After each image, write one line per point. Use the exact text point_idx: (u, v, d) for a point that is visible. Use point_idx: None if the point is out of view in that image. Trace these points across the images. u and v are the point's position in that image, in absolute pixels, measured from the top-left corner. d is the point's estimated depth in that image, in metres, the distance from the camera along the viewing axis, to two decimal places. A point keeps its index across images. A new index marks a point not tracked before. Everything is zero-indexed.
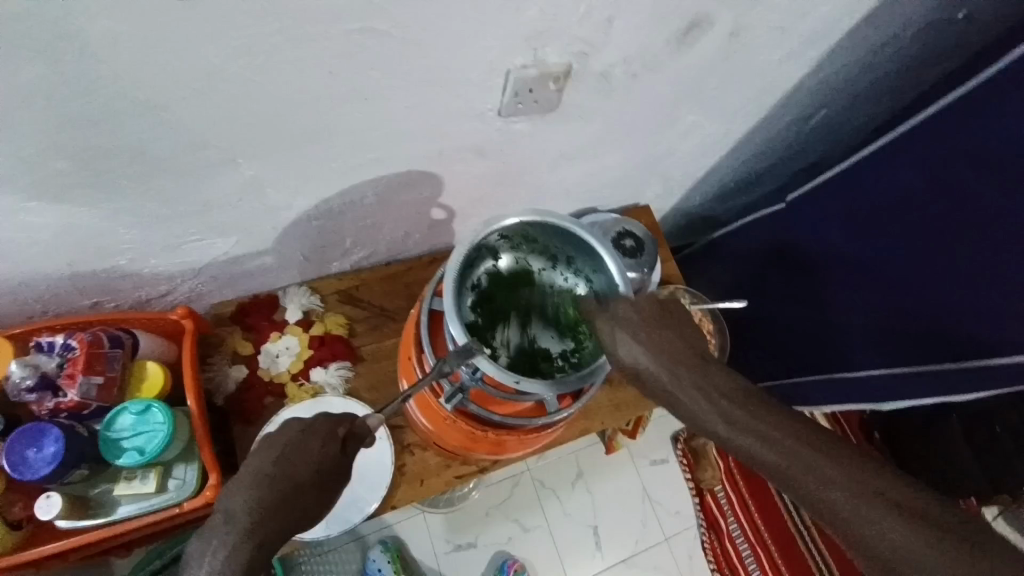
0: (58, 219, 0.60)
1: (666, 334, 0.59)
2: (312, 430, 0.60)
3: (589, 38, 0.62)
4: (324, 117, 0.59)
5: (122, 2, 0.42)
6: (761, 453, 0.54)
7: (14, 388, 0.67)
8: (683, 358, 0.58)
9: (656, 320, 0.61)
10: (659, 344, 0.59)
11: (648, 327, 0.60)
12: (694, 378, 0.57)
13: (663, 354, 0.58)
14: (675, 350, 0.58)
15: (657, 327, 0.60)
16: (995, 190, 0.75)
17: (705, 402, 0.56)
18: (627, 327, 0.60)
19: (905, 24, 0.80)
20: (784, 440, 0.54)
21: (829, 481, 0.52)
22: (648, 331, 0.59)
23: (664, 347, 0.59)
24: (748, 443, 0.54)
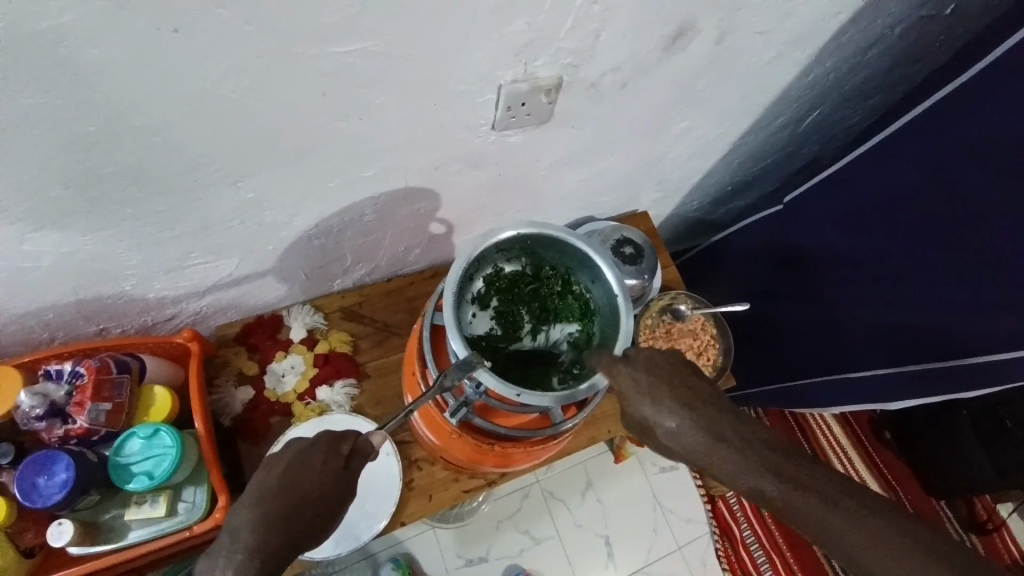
0: (62, 246, 0.61)
1: (700, 393, 0.59)
2: (314, 447, 0.61)
3: (578, 50, 0.63)
4: (320, 135, 0.60)
5: (115, 30, 0.43)
6: (798, 502, 0.56)
7: (23, 416, 0.68)
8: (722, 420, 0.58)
9: (685, 376, 0.60)
10: (697, 407, 0.58)
11: (679, 386, 0.59)
12: (727, 433, 0.57)
13: (705, 421, 0.57)
14: (697, 402, 0.58)
15: (687, 383, 0.60)
16: (991, 183, 0.76)
17: (755, 469, 0.57)
18: (663, 394, 0.58)
19: (892, 22, 0.80)
20: (824, 497, 0.56)
21: (853, 522, 0.55)
22: (682, 393, 0.58)
23: (702, 410, 0.58)
24: (790, 498, 0.56)
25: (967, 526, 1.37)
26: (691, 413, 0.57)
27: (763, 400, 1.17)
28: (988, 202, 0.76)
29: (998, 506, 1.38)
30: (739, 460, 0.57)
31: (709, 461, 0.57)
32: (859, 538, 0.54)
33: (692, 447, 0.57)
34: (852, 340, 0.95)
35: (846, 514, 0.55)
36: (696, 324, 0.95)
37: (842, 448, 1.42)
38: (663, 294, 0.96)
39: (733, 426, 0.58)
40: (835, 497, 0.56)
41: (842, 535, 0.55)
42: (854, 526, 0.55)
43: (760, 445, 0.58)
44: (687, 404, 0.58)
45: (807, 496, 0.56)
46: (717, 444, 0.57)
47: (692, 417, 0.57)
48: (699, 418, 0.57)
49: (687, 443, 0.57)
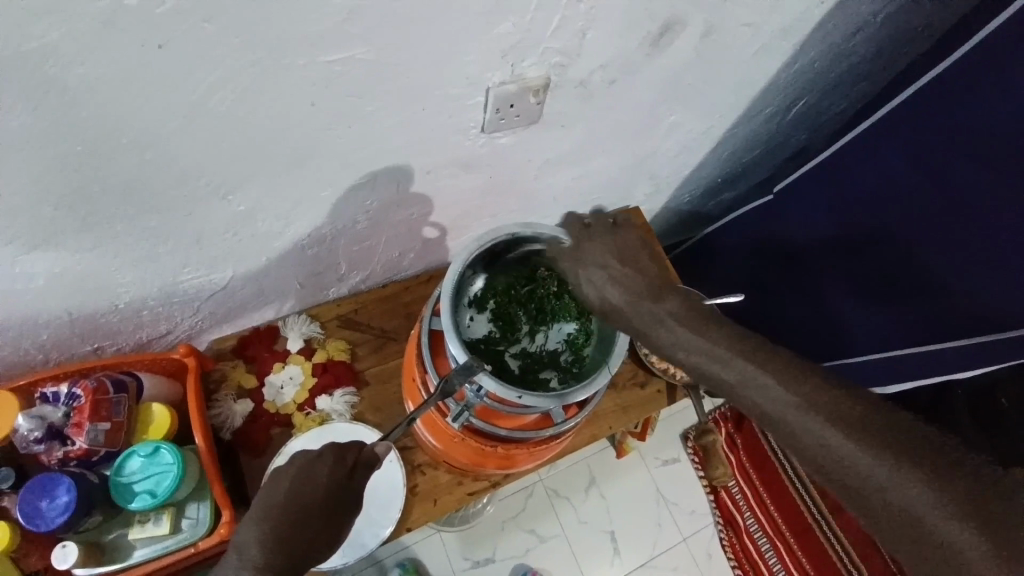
0: (53, 266, 0.60)
1: (635, 266, 0.64)
2: (320, 458, 0.62)
3: (565, 50, 0.63)
4: (310, 143, 0.60)
5: (99, 46, 0.43)
6: (715, 372, 0.56)
7: (22, 440, 0.67)
8: (650, 291, 0.62)
9: (627, 257, 0.65)
10: (625, 279, 0.63)
11: (616, 263, 0.65)
12: (656, 308, 0.61)
13: (630, 292, 0.63)
14: (634, 282, 0.63)
15: (623, 261, 0.65)
16: (979, 165, 0.77)
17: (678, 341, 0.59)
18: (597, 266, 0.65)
19: (874, 9, 0.81)
20: (744, 369, 0.55)
21: (776, 396, 0.53)
22: (618, 268, 0.64)
23: (632, 282, 0.63)
24: (710, 370, 0.57)
25: None
26: (620, 283, 0.63)
27: None
28: (975, 185, 0.77)
29: None
30: (659, 323, 0.60)
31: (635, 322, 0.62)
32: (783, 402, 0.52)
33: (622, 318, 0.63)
34: (846, 326, 0.96)
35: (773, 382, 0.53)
36: None
37: None
38: None
39: (658, 298, 0.62)
40: (761, 364, 0.54)
41: (770, 408, 0.53)
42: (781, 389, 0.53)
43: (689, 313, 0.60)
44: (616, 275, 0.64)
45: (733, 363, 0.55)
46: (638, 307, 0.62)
47: (620, 287, 0.63)
48: (629, 289, 0.63)
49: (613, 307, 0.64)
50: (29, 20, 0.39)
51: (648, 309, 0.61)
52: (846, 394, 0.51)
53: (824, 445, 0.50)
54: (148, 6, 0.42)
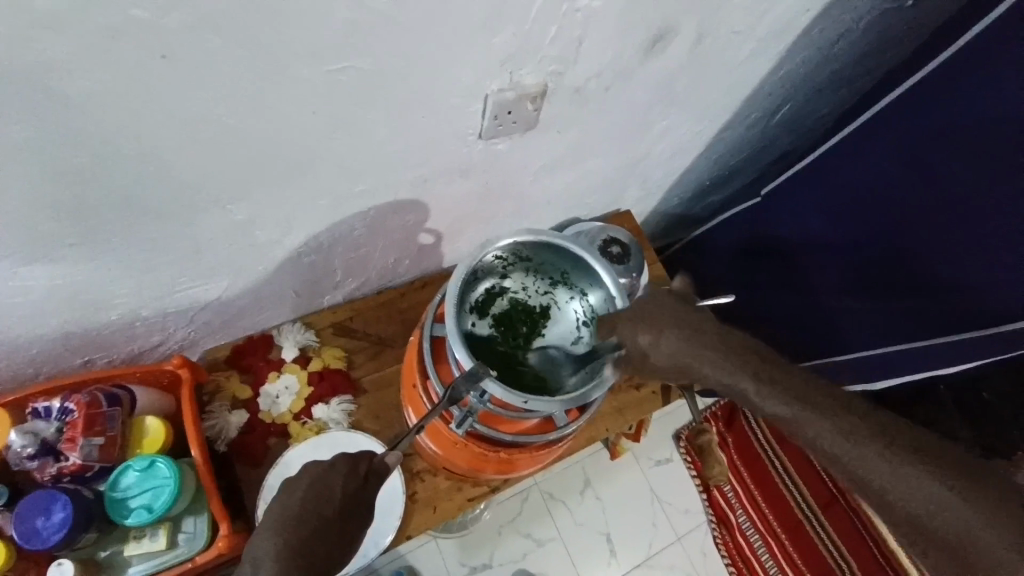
0: (46, 279, 0.59)
1: (697, 318, 0.65)
2: (333, 468, 0.61)
3: (562, 57, 0.64)
4: (310, 152, 0.60)
5: (99, 57, 0.42)
6: (781, 413, 0.61)
7: (15, 457, 0.66)
8: (716, 342, 0.63)
9: (685, 306, 0.66)
10: (691, 332, 0.64)
11: (679, 314, 0.65)
12: (718, 354, 0.63)
13: (697, 343, 0.63)
14: (695, 327, 0.64)
15: (684, 313, 0.65)
16: (961, 165, 0.79)
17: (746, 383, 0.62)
18: (658, 319, 0.64)
19: (858, 17, 0.83)
20: (805, 409, 0.59)
21: (839, 433, 0.58)
22: (680, 320, 0.65)
23: (699, 336, 0.64)
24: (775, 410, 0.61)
25: None
26: (686, 335, 0.64)
27: None
28: (962, 185, 0.79)
29: None
30: (728, 372, 0.62)
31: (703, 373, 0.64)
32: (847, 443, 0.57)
33: (683, 364, 0.64)
34: (836, 325, 0.98)
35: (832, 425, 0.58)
36: None
37: None
38: None
39: (725, 348, 0.63)
40: (813, 404, 0.60)
41: (833, 446, 0.58)
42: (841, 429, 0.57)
43: (752, 360, 0.63)
44: (680, 327, 0.64)
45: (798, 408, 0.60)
46: (707, 359, 0.63)
47: (687, 339, 0.63)
48: (696, 340, 0.63)
49: (678, 361, 0.64)
50: (29, 30, 0.39)
51: (715, 360, 0.63)
52: (887, 427, 0.57)
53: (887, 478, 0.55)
54: (152, 17, 0.41)
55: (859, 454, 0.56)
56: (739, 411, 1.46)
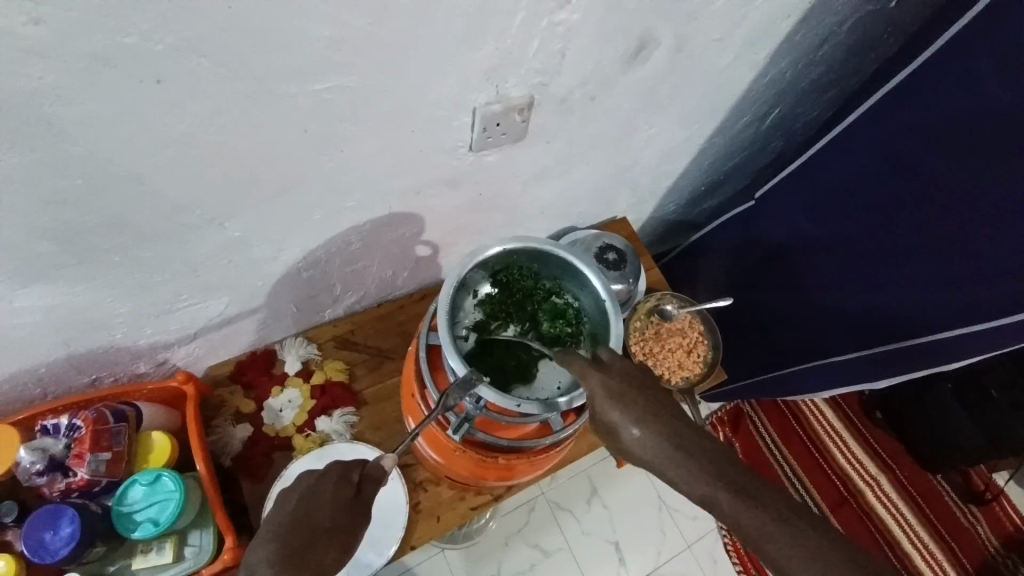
0: (50, 298, 0.61)
1: (666, 407, 0.59)
2: (325, 476, 0.63)
3: (545, 70, 0.66)
4: (303, 169, 0.62)
5: (95, 86, 0.45)
6: (727, 504, 0.53)
7: (24, 473, 0.67)
8: (689, 436, 0.57)
9: (653, 389, 0.61)
10: (659, 425, 0.57)
11: (643, 399, 0.59)
12: (673, 437, 0.57)
13: (671, 435, 0.56)
14: (652, 408, 0.59)
15: (652, 399, 0.59)
16: (941, 160, 0.80)
17: (698, 473, 0.55)
18: (617, 395, 0.59)
19: (837, 21, 0.85)
20: (754, 501, 0.52)
21: (784, 530, 0.51)
22: (646, 406, 0.59)
23: (668, 427, 0.57)
24: (723, 499, 0.53)
25: (966, 497, 1.41)
26: (653, 428, 0.57)
27: (754, 390, 1.20)
28: (945, 176, 0.80)
29: (994, 475, 1.42)
30: (702, 476, 0.54)
31: (670, 474, 0.56)
32: (826, 574, 0.49)
33: (644, 445, 0.57)
34: (834, 325, 0.99)
35: (810, 553, 0.50)
36: (683, 323, 0.98)
37: (841, 435, 1.45)
38: (649, 296, 0.99)
39: (701, 443, 0.56)
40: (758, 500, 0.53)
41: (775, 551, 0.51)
42: (818, 554, 0.50)
43: (725, 463, 0.55)
44: (642, 408, 0.58)
45: (773, 526, 0.51)
46: (680, 456, 0.55)
47: (659, 431, 0.57)
48: (664, 435, 0.57)
49: (646, 456, 0.57)
50: (24, 59, 0.41)
51: (687, 454, 0.55)
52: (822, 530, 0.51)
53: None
54: (144, 43, 0.44)
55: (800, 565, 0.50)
56: (745, 415, 1.46)
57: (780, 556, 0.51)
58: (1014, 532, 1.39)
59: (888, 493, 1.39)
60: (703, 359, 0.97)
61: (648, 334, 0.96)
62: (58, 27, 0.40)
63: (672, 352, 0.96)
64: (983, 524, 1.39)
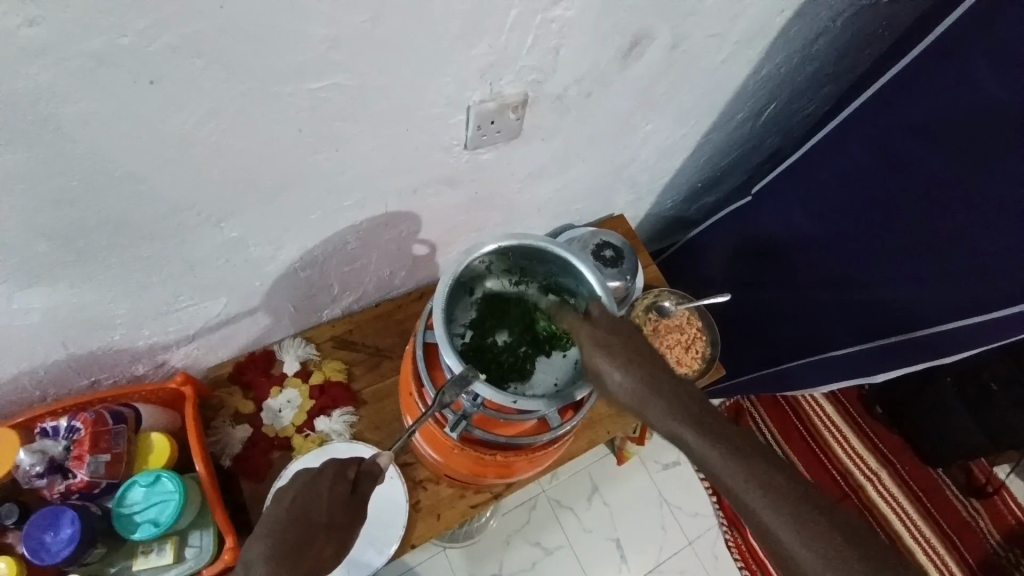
0: (50, 300, 0.61)
1: (647, 354, 0.63)
2: (321, 474, 0.63)
3: (540, 67, 0.66)
4: (299, 170, 0.62)
5: (90, 88, 0.45)
6: (701, 446, 0.57)
7: (24, 475, 0.67)
8: (665, 381, 0.61)
9: (638, 339, 0.65)
10: (638, 366, 0.62)
11: (627, 345, 0.63)
12: (656, 383, 0.61)
13: (648, 377, 0.61)
14: (640, 359, 0.62)
15: (636, 345, 0.64)
16: (934, 155, 0.80)
17: (675, 417, 0.59)
18: (608, 345, 0.63)
19: (832, 16, 0.85)
20: (727, 445, 0.56)
21: (751, 471, 0.55)
22: (629, 352, 0.63)
23: (641, 365, 0.62)
24: (697, 443, 0.57)
25: (966, 491, 1.41)
26: (633, 370, 0.61)
27: (752, 386, 1.20)
28: (939, 174, 0.80)
29: (995, 468, 1.43)
30: (672, 413, 0.59)
31: (644, 410, 0.60)
32: (774, 505, 0.54)
33: (628, 389, 0.61)
34: (832, 319, 0.99)
35: (758, 478, 0.55)
36: (681, 319, 0.98)
37: (841, 430, 1.45)
38: (647, 293, 1.00)
39: (675, 388, 0.60)
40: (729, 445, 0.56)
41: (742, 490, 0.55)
42: (771, 486, 0.54)
43: (695, 405, 0.59)
44: (630, 359, 0.62)
45: (733, 458, 0.56)
46: (653, 396, 0.60)
47: (637, 373, 0.61)
48: (642, 376, 0.61)
49: (622, 395, 0.62)
50: (20, 59, 0.41)
51: (661, 392, 0.60)
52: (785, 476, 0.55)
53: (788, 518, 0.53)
54: (140, 44, 0.44)
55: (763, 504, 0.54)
56: (745, 411, 1.46)
57: (745, 494, 0.55)
58: (1015, 525, 1.40)
59: (889, 487, 1.40)
60: (702, 355, 0.97)
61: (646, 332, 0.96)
62: (57, 28, 0.41)
63: (670, 350, 0.96)
64: (985, 517, 1.39)
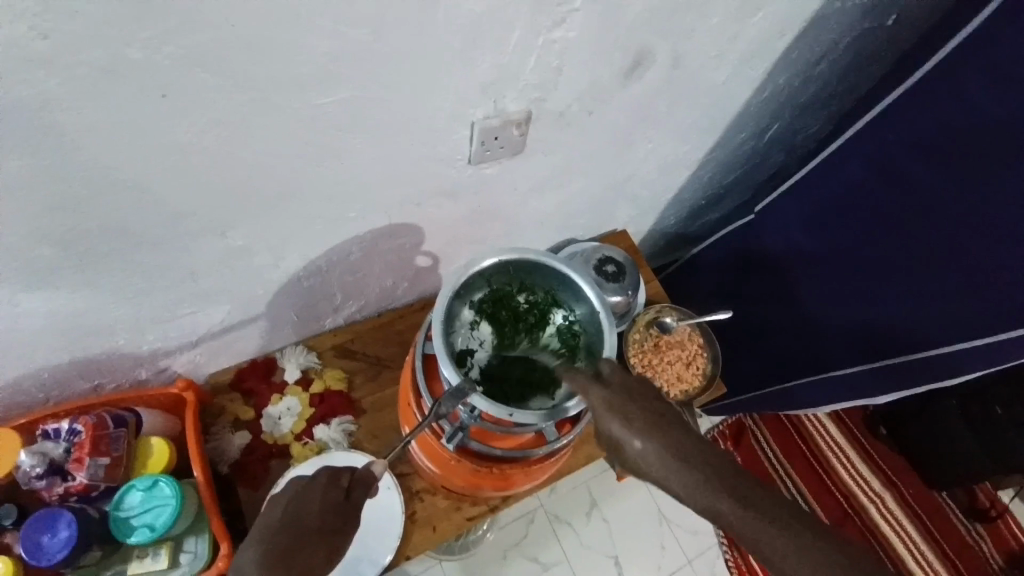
0: (54, 302, 0.63)
1: (658, 413, 0.60)
2: (313, 483, 0.64)
3: (542, 85, 0.67)
4: (302, 181, 0.63)
5: (101, 98, 0.47)
6: (696, 493, 0.56)
7: (24, 476, 0.68)
8: (688, 443, 0.58)
9: (646, 396, 0.61)
10: (661, 431, 0.58)
11: (639, 407, 0.60)
12: (654, 432, 0.58)
13: (670, 441, 0.57)
14: (643, 412, 0.59)
15: (646, 405, 0.60)
16: (936, 173, 0.80)
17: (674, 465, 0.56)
18: (621, 410, 0.59)
19: (834, 38, 0.86)
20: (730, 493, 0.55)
21: (752, 511, 0.54)
22: (646, 416, 0.59)
23: (648, 417, 0.59)
24: (689, 490, 0.56)
25: (970, 513, 1.39)
26: (656, 439, 0.58)
27: (754, 405, 1.19)
28: (936, 189, 0.81)
29: (999, 492, 1.41)
30: (700, 484, 0.56)
31: (669, 484, 0.57)
32: (811, 572, 0.52)
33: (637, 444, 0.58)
34: (833, 338, 0.99)
35: (761, 513, 0.54)
36: (682, 335, 0.98)
37: (845, 451, 1.43)
38: (648, 308, 1.00)
39: (699, 452, 0.57)
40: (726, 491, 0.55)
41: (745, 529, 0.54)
42: (807, 551, 0.53)
43: (725, 471, 0.57)
44: (641, 421, 0.59)
45: (773, 529, 0.54)
46: (682, 466, 0.56)
47: (659, 438, 0.58)
48: (667, 446, 0.57)
49: (648, 463, 0.58)
50: (33, 69, 0.43)
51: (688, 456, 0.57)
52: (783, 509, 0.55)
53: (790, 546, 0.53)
54: (147, 54, 0.45)
55: (769, 538, 0.54)
56: (747, 429, 1.45)
57: (750, 531, 0.54)
58: (1018, 549, 1.37)
59: (893, 510, 1.38)
60: (702, 371, 0.97)
61: (648, 346, 0.96)
62: (65, 39, 0.42)
63: (671, 365, 0.95)
64: (988, 541, 1.37)
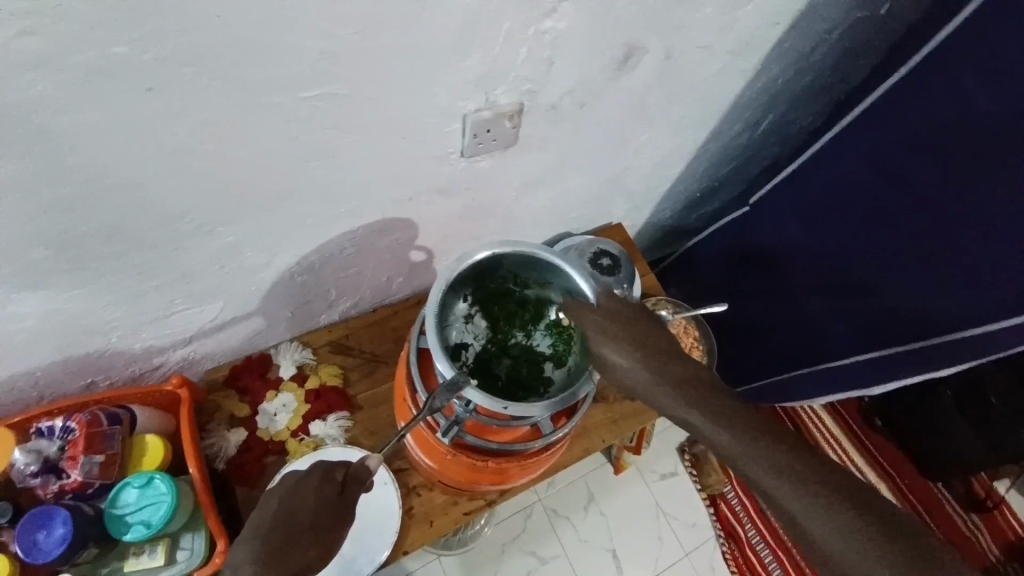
0: (47, 304, 0.62)
1: (658, 343, 0.59)
2: (308, 479, 0.64)
3: (534, 78, 0.67)
4: (294, 178, 0.63)
5: (90, 99, 0.46)
6: (694, 421, 0.54)
7: (19, 474, 0.68)
8: (686, 374, 0.57)
9: (645, 327, 0.61)
10: (657, 360, 0.57)
11: (637, 336, 0.59)
12: (651, 359, 0.57)
13: (668, 370, 0.57)
14: (642, 341, 0.59)
15: (645, 336, 0.59)
16: (931, 163, 0.80)
17: (670, 390, 0.56)
18: (616, 334, 0.59)
19: (826, 30, 0.86)
20: (730, 426, 0.53)
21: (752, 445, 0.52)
22: (644, 344, 0.59)
23: (644, 345, 0.59)
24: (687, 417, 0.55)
25: (966, 504, 1.40)
26: (650, 363, 0.57)
27: (749, 398, 1.19)
28: (931, 179, 0.81)
29: (996, 483, 1.41)
30: (696, 412, 0.54)
31: (663, 407, 0.56)
32: (818, 514, 0.49)
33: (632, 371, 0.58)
34: (827, 331, 0.99)
35: (762, 451, 0.52)
36: (678, 328, 0.98)
37: (841, 443, 1.44)
38: (644, 302, 1.00)
39: (697, 382, 0.56)
40: (726, 424, 0.53)
41: (742, 463, 0.52)
42: (813, 491, 0.50)
43: (726, 407, 0.54)
44: (638, 348, 0.58)
45: (793, 482, 0.50)
46: (676, 392, 0.55)
47: (656, 366, 0.57)
48: (660, 372, 0.57)
49: (642, 389, 0.57)
50: (21, 70, 0.43)
51: (772, 453, 0.51)
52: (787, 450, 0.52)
53: (792, 487, 0.50)
54: (135, 54, 0.45)
55: (768, 475, 0.51)
56: None
57: (748, 465, 0.52)
58: (1015, 540, 1.38)
59: (889, 501, 1.39)
60: (698, 364, 0.97)
61: None
62: (50, 40, 0.42)
63: None
64: (984, 532, 1.37)
